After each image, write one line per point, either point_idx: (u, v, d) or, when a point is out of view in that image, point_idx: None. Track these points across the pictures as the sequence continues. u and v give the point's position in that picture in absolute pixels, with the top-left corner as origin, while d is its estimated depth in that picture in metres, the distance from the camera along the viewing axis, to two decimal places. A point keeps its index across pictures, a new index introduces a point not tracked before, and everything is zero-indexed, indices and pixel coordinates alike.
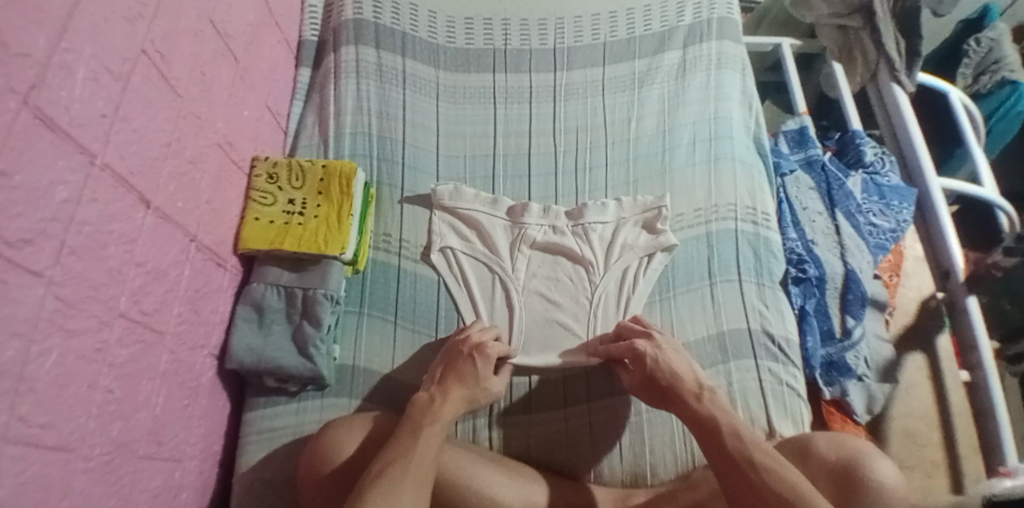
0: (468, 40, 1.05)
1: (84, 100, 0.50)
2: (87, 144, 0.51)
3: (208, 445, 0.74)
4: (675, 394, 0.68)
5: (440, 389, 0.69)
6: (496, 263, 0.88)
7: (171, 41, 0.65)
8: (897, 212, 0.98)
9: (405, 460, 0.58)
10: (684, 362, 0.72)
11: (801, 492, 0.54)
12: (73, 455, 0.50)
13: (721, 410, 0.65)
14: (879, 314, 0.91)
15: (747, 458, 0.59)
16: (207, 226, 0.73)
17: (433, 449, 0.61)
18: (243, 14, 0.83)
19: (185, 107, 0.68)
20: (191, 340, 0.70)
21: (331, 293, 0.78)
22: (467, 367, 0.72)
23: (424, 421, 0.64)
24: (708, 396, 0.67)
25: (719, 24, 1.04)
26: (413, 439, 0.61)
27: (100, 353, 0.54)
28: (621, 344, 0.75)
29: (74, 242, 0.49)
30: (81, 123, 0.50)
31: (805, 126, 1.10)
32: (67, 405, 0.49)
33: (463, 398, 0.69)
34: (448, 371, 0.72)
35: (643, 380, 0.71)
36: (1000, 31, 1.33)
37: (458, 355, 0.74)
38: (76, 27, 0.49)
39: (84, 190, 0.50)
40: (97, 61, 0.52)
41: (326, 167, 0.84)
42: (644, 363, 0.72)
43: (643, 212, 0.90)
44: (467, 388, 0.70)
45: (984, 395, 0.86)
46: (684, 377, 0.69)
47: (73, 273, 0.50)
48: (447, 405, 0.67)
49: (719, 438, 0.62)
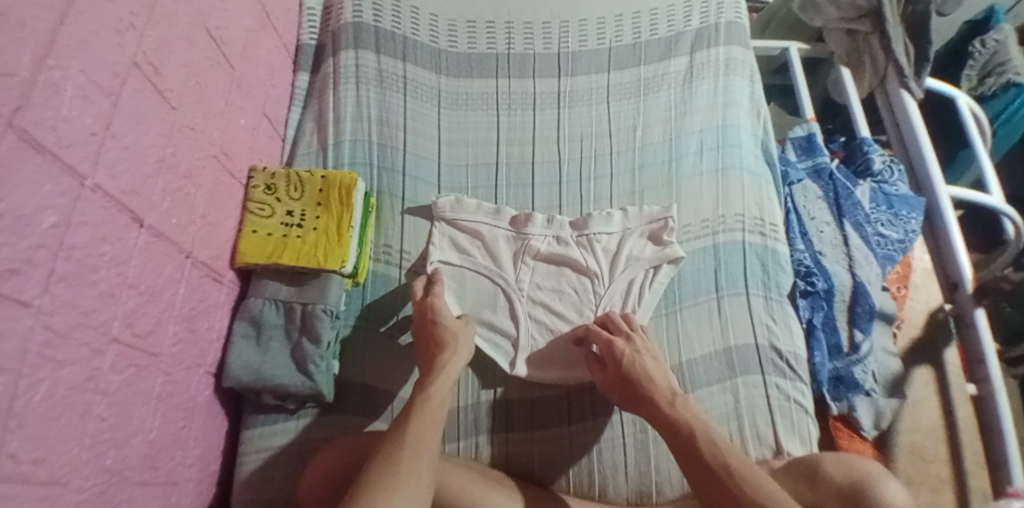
0: (470, 44, 1.02)
1: (73, 119, 0.48)
2: (76, 165, 0.48)
3: (204, 465, 0.72)
4: (649, 400, 0.68)
5: (430, 367, 0.71)
6: (498, 276, 0.86)
7: (164, 52, 0.63)
8: (906, 222, 0.96)
9: (398, 445, 0.59)
10: (658, 365, 0.72)
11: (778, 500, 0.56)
12: (65, 490, 0.48)
13: (695, 417, 0.65)
14: (886, 328, 0.91)
15: (723, 467, 0.60)
16: (202, 241, 0.70)
17: (427, 437, 0.61)
18: (239, 20, 0.81)
19: (179, 120, 0.65)
20: (187, 360, 0.68)
21: (330, 309, 0.76)
22: (440, 330, 0.74)
23: (415, 404, 0.65)
24: (681, 402, 0.67)
25: (727, 29, 1.02)
26: (404, 424, 0.62)
27: (91, 382, 0.51)
28: (604, 334, 0.74)
29: (63, 268, 0.47)
30: (69, 143, 0.47)
31: (812, 133, 1.08)
32: (59, 439, 0.47)
33: (450, 367, 0.70)
34: (430, 344, 0.74)
35: (616, 380, 0.71)
36: (1005, 33, 1.32)
37: (425, 323, 0.76)
38: (63, 42, 0.46)
39: (73, 214, 0.48)
40: (86, 76, 0.50)
41: (325, 177, 0.82)
42: (619, 363, 0.71)
43: (650, 223, 0.88)
44: (449, 342, 0.73)
45: (991, 409, 0.85)
46: (658, 381, 0.69)
47: (63, 301, 0.47)
48: (439, 384, 0.68)
49: (694, 446, 0.62)
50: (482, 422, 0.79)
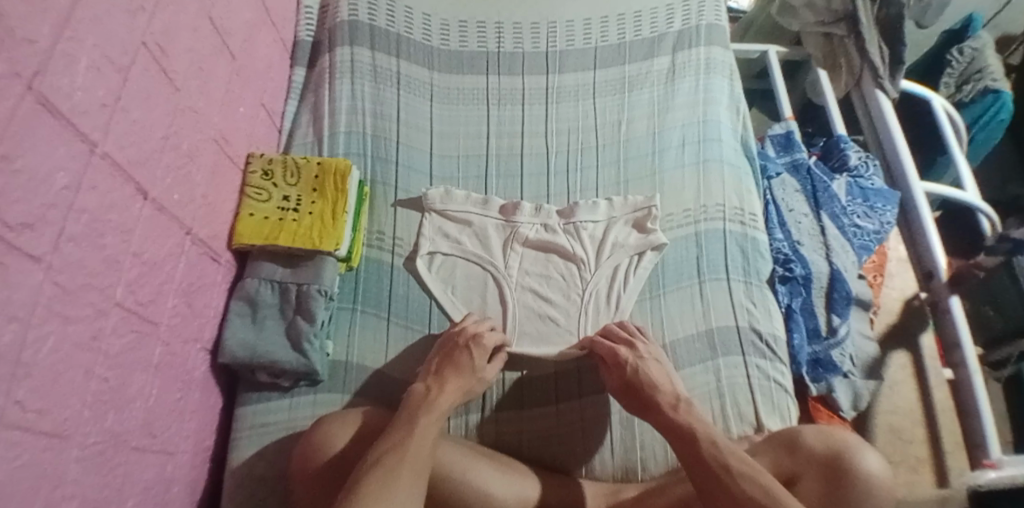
0: (462, 42, 1.07)
1: (86, 89, 0.51)
2: (87, 133, 0.52)
3: (199, 439, 0.74)
4: (652, 404, 0.70)
5: (436, 380, 0.71)
6: (488, 262, 0.89)
7: (170, 35, 0.66)
8: (881, 214, 1.00)
9: (401, 453, 0.59)
10: (663, 369, 0.74)
11: (775, 496, 0.56)
12: (68, 443, 0.51)
13: (697, 419, 0.66)
14: (863, 313, 0.94)
15: (721, 464, 0.60)
16: (201, 220, 0.74)
17: (427, 442, 0.62)
18: (240, 13, 0.85)
19: (183, 101, 0.69)
20: (185, 333, 0.71)
21: (325, 289, 0.79)
22: (464, 358, 0.74)
23: (420, 412, 0.66)
24: (684, 407, 0.68)
25: (707, 30, 1.06)
26: (407, 433, 0.62)
27: (95, 342, 0.54)
28: (607, 344, 0.77)
29: (73, 229, 0.50)
30: (83, 110, 0.51)
31: (791, 131, 1.12)
32: (63, 393, 0.50)
33: (458, 388, 0.71)
34: (444, 362, 0.74)
35: (622, 387, 0.73)
36: (983, 42, 1.37)
37: (454, 347, 0.75)
38: (81, 18, 0.50)
39: (83, 178, 0.51)
40: (99, 51, 0.53)
41: (321, 164, 0.85)
42: (624, 372, 0.74)
43: (633, 212, 0.92)
44: (461, 378, 0.72)
45: (967, 392, 0.87)
46: (662, 386, 0.71)
47: (71, 260, 0.50)
48: (445, 396, 0.69)
49: (696, 446, 0.63)
50: (473, 402, 0.81)
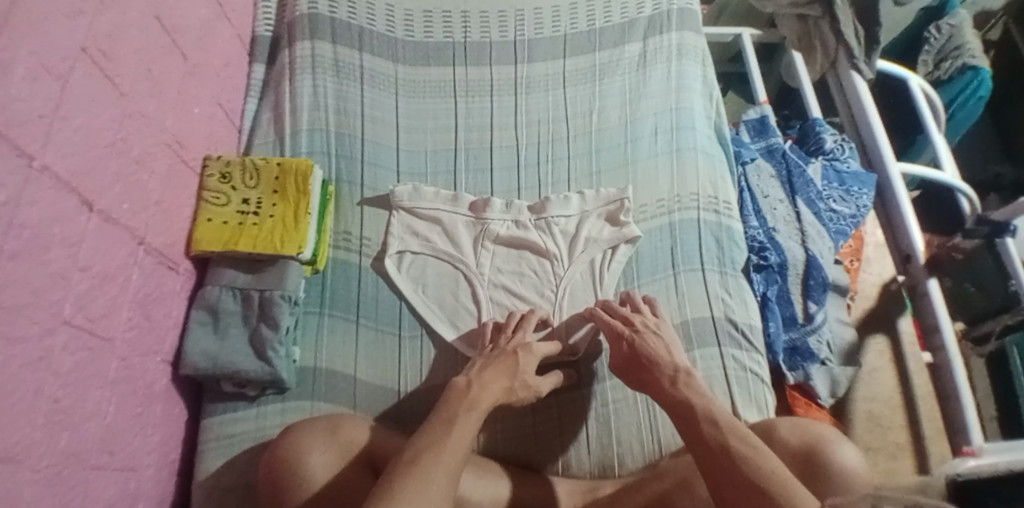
0: (428, 33, 1.04)
1: (22, 99, 0.49)
2: (25, 145, 0.49)
3: (164, 453, 0.72)
4: (653, 379, 0.68)
5: (479, 377, 0.67)
6: (459, 260, 0.87)
7: (115, 38, 0.63)
8: (857, 198, 0.99)
9: (440, 452, 0.55)
10: (663, 342, 0.72)
11: (770, 474, 0.53)
12: (21, 467, 0.48)
13: (697, 393, 0.64)
14: (840, 299, 0.93)
15: (721, 444, 0.58)
16: (156, 227, 0.71)
17: (466, 444, 0.58)
18: (192, 10, 0.81)
19: (130, 105, 0.66)
20: (143, 346, 0.68)
21: (288, 294, 0.77)
22: (512, 362, 0.70)
23: (460, 411, 0.61)
24: (684, 380, 0.66)
25: (679, 15, 1.04)
26: (446, 429, 0.59)
27: (43, 362, 0.52)
28: (606, 319, 0.76)
29: (14, 246, 0.48)
30: (19, 122, 0.48)
31: (765, 116, 1.11)
32: (12, 416, 0.48)
33: (501, 388, 0.67)
34: (489, 364, 0.70)
35: (623, 362, 0.72)
36: (961, 18, 1.35)
37: (501, 353, 0.72)
38: (14, 25, 0.48)
39: (23, 193, 0.49)
40: (35, 59, 0.51)
41: (281, 165, 0.83)
42: (623, 348, 0.72)
43: (606, 204, 0.90)
44: (505, 378, 0.68)
45: (947, 374, 0.87)
46: (662, 359, 0.69)
47: (14, 278, 0.48)
48: (485, 394, 0.65)
49: (696, 425, 0.61)
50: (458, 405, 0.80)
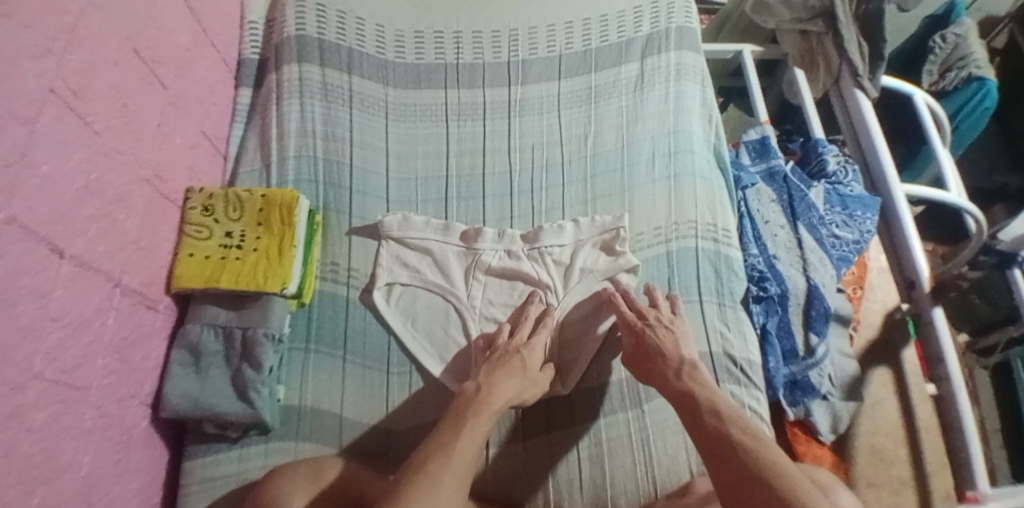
0: (419, 55, 1.01)
1: None
2: None
3: (144, 498, 0.70)
4: (657, 371, 0.70)
5: (488, 380, 0.69)
6: (449, 292, 0.85)
7: (88, 75, 0.61)
8: (860, 223, 0.96)
9: (449, 458, 0.58)
10: (672, 334, 0.73)
11: (771, 468, 0.55)
12: None
13: (700, 385, 0.66)
14: (843, 329, 0.90)
15: (720, 433, 0.60)
16: (134, 268, 0.69)
17: (473, 448, 0.61)
18: (173, 38, 0.79)
19: (105, 144, 0.64)
20: (120, 391, 0.66)
21: (271, 332, 0.74)
22: (517, 358, 0.72)
23: (467, 416, 0.64)
24: (689, 372, 0.69)
25: (677, 34, 1.01)
26: (454, 433, 0.62)
27: (14, 420, 0.50)
28: (620, 308, 0.77)
29: None
30: None
31: (766, 136, 1.07)
32: None
33: (514, 387, 0.69)
34: (496, 363, 0.72)
35: (632, 352, 0.73)
36: (966, 27, 1.30)
37: (505, 352, 0.73)
38: None
39: None
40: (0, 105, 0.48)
41: (265, 196, 0.81)
42: (632, 337, 0.74)
43: (602, 233, 0.87)
44: (515, 376, 0.70)
45: (954, 410, 0.85)
46: (668, 351, 0.71)
47: None
48: (496, 394, 0.67)
49: (697, 416, 0.63)
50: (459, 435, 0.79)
